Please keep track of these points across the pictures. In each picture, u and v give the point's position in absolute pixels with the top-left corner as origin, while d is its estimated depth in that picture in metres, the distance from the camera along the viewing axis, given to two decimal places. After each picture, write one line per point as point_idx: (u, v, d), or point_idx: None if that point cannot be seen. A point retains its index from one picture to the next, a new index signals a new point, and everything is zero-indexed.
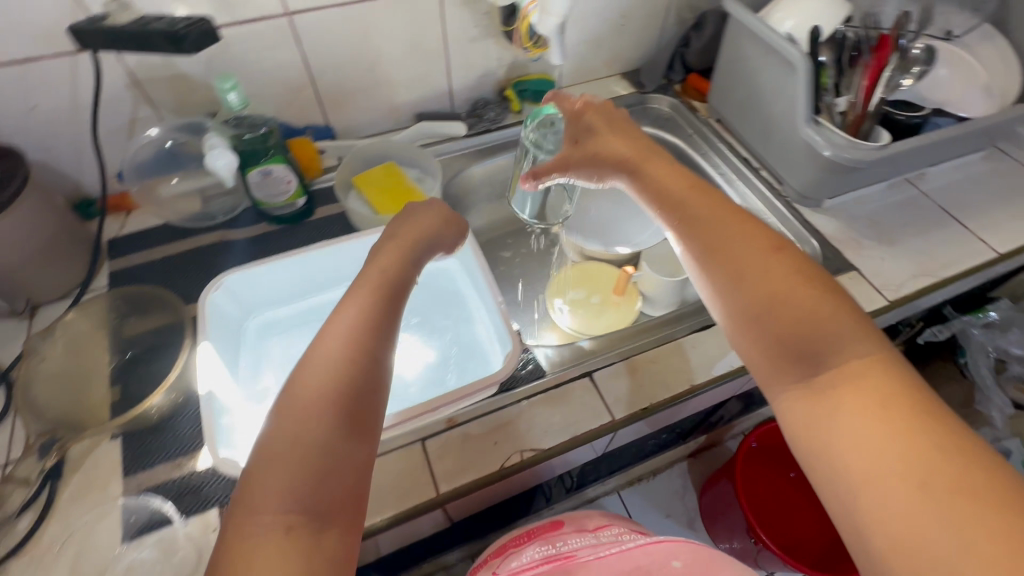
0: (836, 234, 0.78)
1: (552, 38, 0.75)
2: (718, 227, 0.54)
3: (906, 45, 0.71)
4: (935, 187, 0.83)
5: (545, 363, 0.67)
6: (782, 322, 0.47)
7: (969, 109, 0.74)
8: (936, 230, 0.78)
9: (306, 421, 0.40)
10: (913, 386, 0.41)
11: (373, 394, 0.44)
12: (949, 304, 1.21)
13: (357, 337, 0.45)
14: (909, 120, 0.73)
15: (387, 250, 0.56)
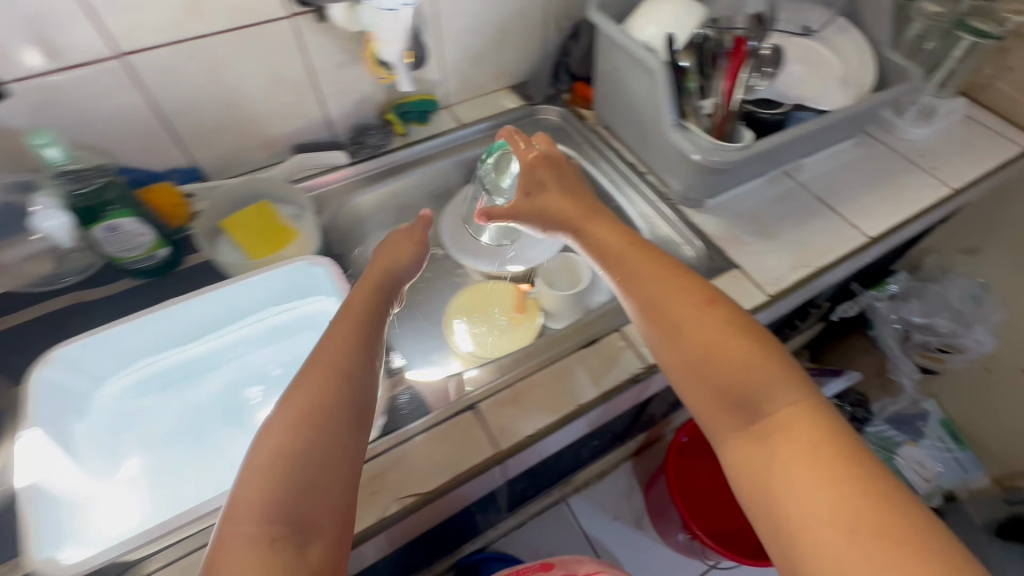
0: (718, 233, 0.79)
1: (398, 65, 0.76)
2: (659, 284, 0.55)
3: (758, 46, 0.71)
4: (811, 177, 0.86)
5: (430, 398, 0.64)
6: (723, 374, 0.48)
7: (826, 102, 0.77)
8: (812, 220, 0.80)
9: (289, 437, 0.41)
10: (841, 433, 0.43)
11: (364, 405, 0.45)
12: (854, 280, 1.28)
13: (345, 360, 0.47)
14: (772, 118, 0.75)
15: (361, 287, 0.56)
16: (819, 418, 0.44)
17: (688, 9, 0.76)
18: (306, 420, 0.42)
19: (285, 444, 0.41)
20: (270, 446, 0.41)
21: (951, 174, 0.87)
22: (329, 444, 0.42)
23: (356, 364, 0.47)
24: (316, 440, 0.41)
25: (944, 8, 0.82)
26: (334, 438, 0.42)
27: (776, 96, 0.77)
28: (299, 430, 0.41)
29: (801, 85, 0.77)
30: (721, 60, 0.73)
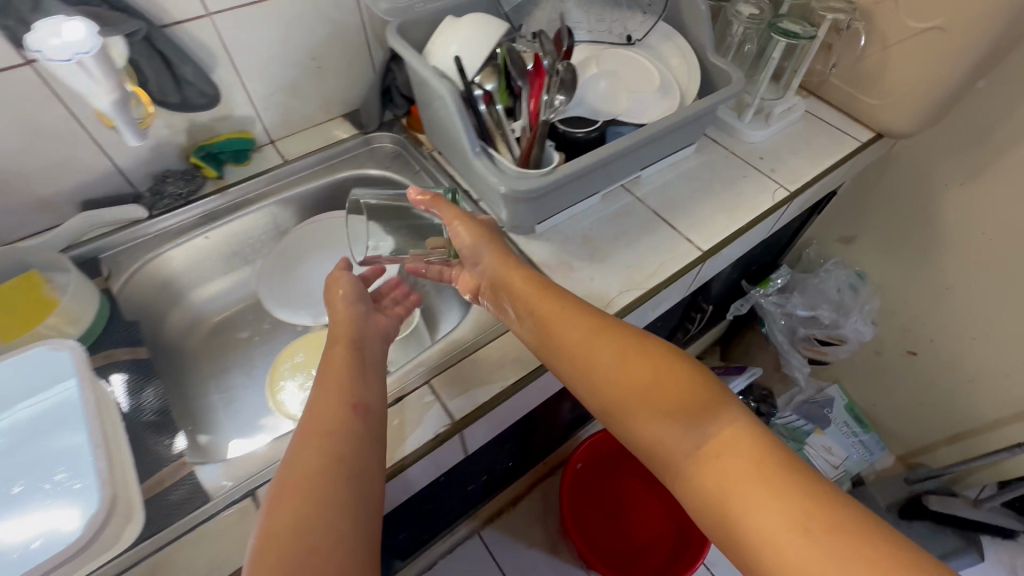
0: (548, 260, 0.75)
1: (113, 117, 0.65)
2: (591, 331, 0.56)
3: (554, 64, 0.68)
4: (650, 191, 0.83)
5: (212, 483, 0.56)
6: (664, 406, 0.48)
7: (642, 115, 0.74)
8: (646, 236, 0.77)
9: (292, 504, 0.43)
10: (773, 439, 0.44)
11: (362, 461, 0.48)
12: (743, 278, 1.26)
13: (339, 419, 0.51)
14: (587, 136, 0.70)
15: (335, 352, 0.59)
16: (755, 427, 0.45)
17: (487, 28, 0.72)
18: (312, 481, 0.45)
19: (294, 509, 0.43)
20: (277, 518, 0.43)
21: (789, 174, 0.86)
22: (340, 489, 0.45)
23: (347, 416, 0.51)
24: (325, 489, 0.45)
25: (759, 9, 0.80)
26: (344, 489, 0.46)
27: (586, 112, 0.72)
28: (301, 493, 0.44)
29: (617, 98, 0.73)
30: (521, 79, 0.70)
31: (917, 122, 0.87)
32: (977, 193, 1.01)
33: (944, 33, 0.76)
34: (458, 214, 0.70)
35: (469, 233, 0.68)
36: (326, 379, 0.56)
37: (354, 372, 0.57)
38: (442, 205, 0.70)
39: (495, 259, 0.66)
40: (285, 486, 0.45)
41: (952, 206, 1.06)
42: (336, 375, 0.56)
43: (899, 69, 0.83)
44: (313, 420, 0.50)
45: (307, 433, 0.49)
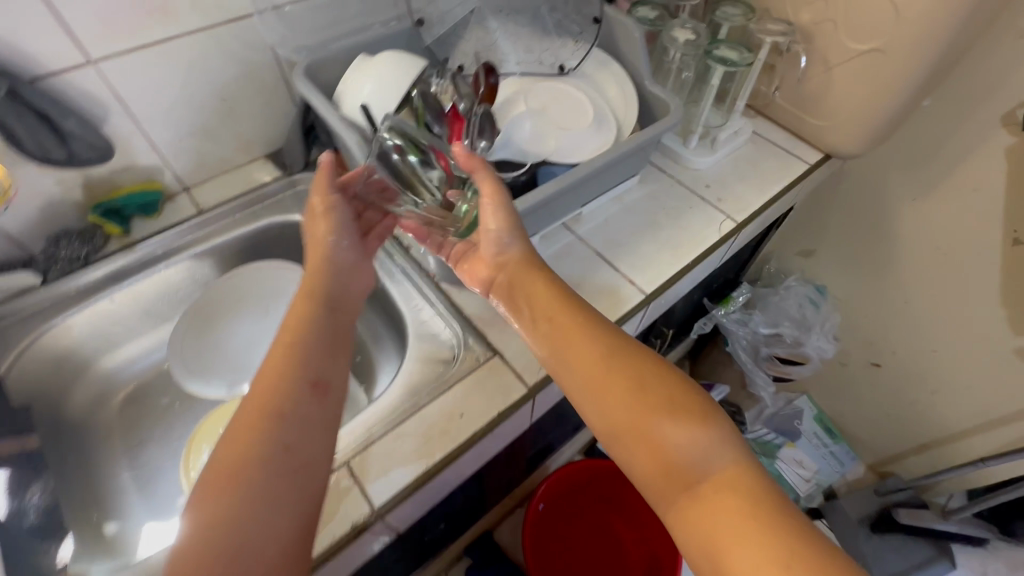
0: (481, 312, 0.70)
1: None
2: (606, 356, 0.53)
3: (475, 109, 0.66)
4: (591, 228, 0.79)
5: None
6: (673, 438, 0.48)
7: (578, 154, 0.69)
8: (585, 281, 0.73)
9: (230, 487, 0.45)
10: (765, 486, 0.46)
11: (309, 452, 0.49)
12: (706, 297, 1.21)
13: (293, 399, 0.50)
14: (515, 182, 0.67)
15: (292, 310, 0.58)
16: (752, 471, 0.46)
17: (403, 66, 0.66)
18: (251, 465, 0.46)
19: (216, 499, 0.44)
20: (205, 505, 0.44)
21: (736, 204, 0.82)
22: (275, 481, 0.46)
23: (298, 400, 0.50)
24: (267, 470, 0.46)
25: (694, 35, 0.77)
26: (280, 481, 0.46)
27: (514, 154, 0.67)
28: (223, 479, 0.45)
29: (546, 139, 0.68)
30: (438, 124, 0.65)
31: (864, 142, 0.84)
32: (929, 208, 1.00)
33: (885, 55, 0.73)
34: (493, 189, 0.59)
35: (498, 221, 0.59)
36: (279, 343, 0.55)
37: (314, 346, 0.55)
38: (478, 171, 0.59)
39: (518, 260, 0.60)
40: (229, 457, 0.47)
41: (905, 220, 1.05)
42: (295, 349, 0.54)
43: (843, 91, 0.81)
44: (258, 402, 0.50)
45: (247, 416, 0.49)
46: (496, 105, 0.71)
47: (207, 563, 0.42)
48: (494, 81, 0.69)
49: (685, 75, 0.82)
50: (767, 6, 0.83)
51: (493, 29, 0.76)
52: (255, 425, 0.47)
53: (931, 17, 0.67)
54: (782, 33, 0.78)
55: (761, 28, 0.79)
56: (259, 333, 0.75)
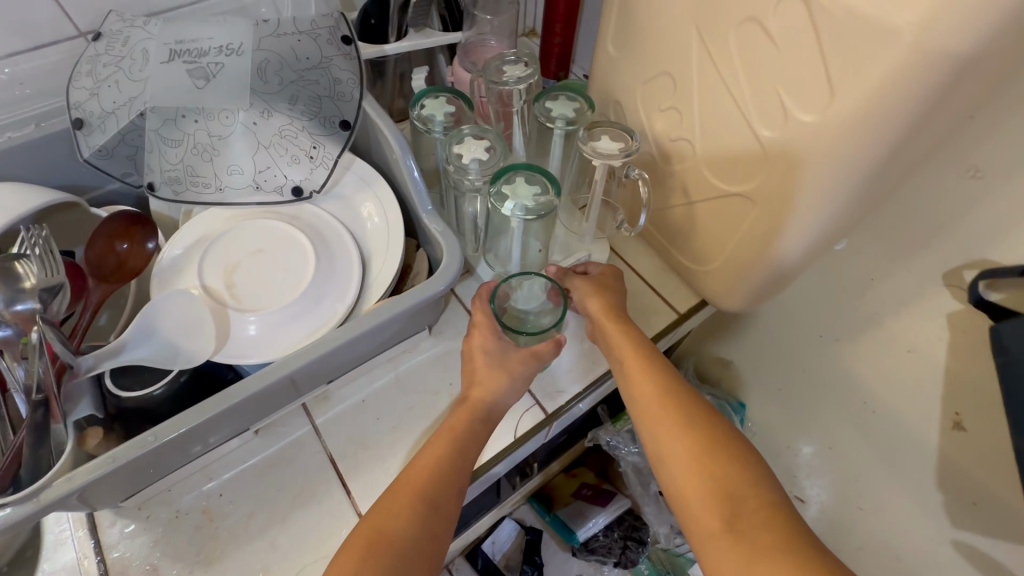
0: (129, 562, 0.49)
1: None
2: (667, 391, 0.52)
3: (94, 290, 0.46)
4: (335, 415, 0.57)
5: None
6: (726, 472, 0.46)
7: (260, 354, 0.47)
8: (299, 510, 0.52)
9: (370, 561, 0.42)
10: (806, 533, 0.42)
11: (437, 543, 0.45)
12: (599, 407, 0.97)
13: (440, 490, 0.47)
14: (149, 397, 0.45)
15: (456, 412, 0.54)
16: (796, 517, 0.43)
17: None
18: (395, 541, 0.44)
19: (356, 567, 0.42)
20: (340, 567, 0.42)
21: (554, 385, 0.63)
22: (412, 561, 0.43)
23: (453, 496, 0.48)
24: (400, 554, 0.43)
25: (488, 153, 0.53)
26: (421, 567, 0.44)
27: (158, 354, 0.45)
28: (371, 550, 0.43)
29: (207, 322, 0.46)
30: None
31: (746, 302, 0.59)
32: (854, 355, 0.77)
33: (753, 205, 0.49)
34: (592, 287, 0.60)
35: (592, 290, 0.60)
36: (446, 428, 0.52)
37: (475, 455, 0.51)
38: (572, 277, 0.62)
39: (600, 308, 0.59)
40: (374, 525, 0.45)
41: (826, 361, 0.81)
42: (460, 447, 0.50)
43: (709, 234, 0.57)
44: (410, 483, 0.47)
45: (400, 494, 0.46)
46: (155, 271, 0.48)
47: None
48: (125, 247, 0.48)
49: (474, 209, 0.58)
50: (617, 99, 0.59)
51: (187, 132, 0.52)
52: (409, 501, 0.46)
53: (811, 162, 0.42)
54: (619, 154, 0.54)
55: (591, 142, 0.55)
56: None
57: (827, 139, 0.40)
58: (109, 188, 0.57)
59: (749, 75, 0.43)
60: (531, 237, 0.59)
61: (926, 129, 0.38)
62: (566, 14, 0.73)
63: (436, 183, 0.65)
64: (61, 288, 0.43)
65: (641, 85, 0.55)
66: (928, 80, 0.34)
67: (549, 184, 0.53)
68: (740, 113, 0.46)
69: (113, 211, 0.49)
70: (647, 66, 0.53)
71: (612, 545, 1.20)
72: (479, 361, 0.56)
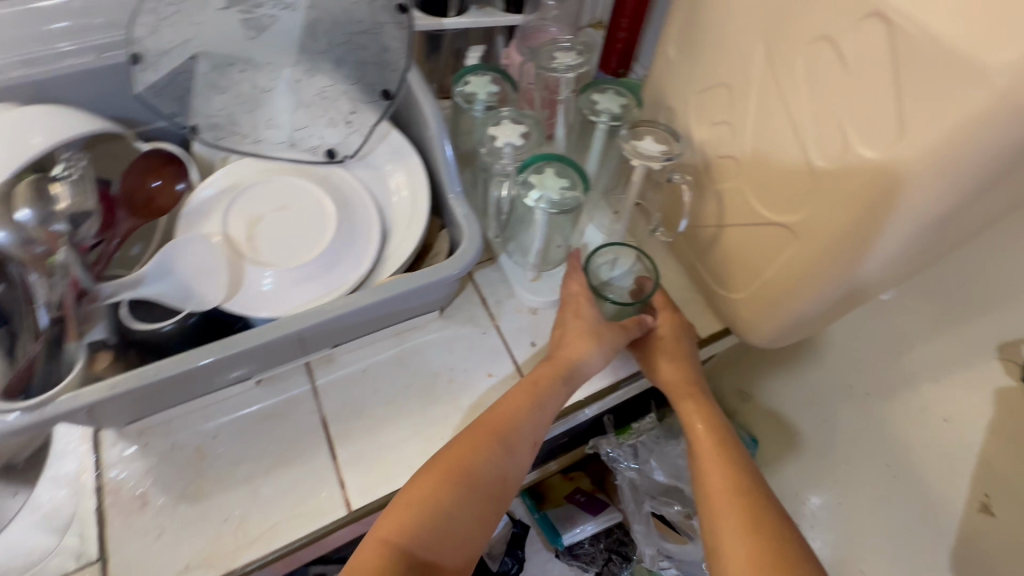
0: (119, 482, 0.51)
1: None
2: (737, 483, 0.52)
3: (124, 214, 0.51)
4: (335, 378, 0.58)
5: None
6: None
7: (268, 307, 0.47)
8: (284, 465, 0.53)
9: (450, 488, 0.46)
10: None
11: (506, 483, 0.49)
12: (604, 416, 0.95)
13: (518, 437, 0.50)
14: (162, 331, 0.46)
15: (539, 369, 0.55)
16: None
17: (22, 143, 0.45)
18: (475, 473, 0.47)
19: (437, 489, 0.46)
20: (423, 486, 0.46)
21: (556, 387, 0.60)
22: (483, 497, 0.47)
23: (526, 448, 0.51)
24: (479, 485, 0.47)
25: (523, 138, 0.52)
26: (488, 502, 0.48)
27: (171, 291, 0.46)
28: (452, 478, 0.46)
29: (221, 270, 0.47)
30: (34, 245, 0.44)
31: (773, 338, 0.56)
32: (885, 413, 0.71)
33: (794, 238, 0.46)
34: (674, 349, 0.59)
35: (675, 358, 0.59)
36: (529, 381, 0.54)
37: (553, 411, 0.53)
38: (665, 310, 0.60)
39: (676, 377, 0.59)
40: (458, 453, 0.48)
41: (853, 414, 0.76)
42: (539, 402, 0.52)
43: (740, 261, 0.54)
44: (491, 425, 0.50)
45: (479, 433, 0.50)
46: (185, 209, 0.50)
47: (414, 528, 0.43)
48: (157, 185, 0.52)
49: (501, 194, 0.57)
50: (669, 105, 0.56)
51: (234, 79, 0.53)
52: (489, 444, 0.49)
53: (868, 199, 0.38)
54: (661, 157, 0.51)
55: (632, 141, 0.52)
56: None
57: (886, 181, 0.36)
58: (154, 126, 0.58)
59: (811, 99, 0.40)
60: (556, 233, 0.56)
61: (1003, 186, 0.34)
62: (634, 9, 0.69)
63: (470, 166, 0.64)
64: (91, 214, 0.47)
65: (694, 93, 0.52)
66: (1010, 134, 0.31)
67: (579, 180, 0.51)
68: (796, 139, 0.42)
69: (151, 147, 0.52)
70: (703, 75, 0.50)
71: (596, 555, 1.19)
72: (568, 326, 0.57)
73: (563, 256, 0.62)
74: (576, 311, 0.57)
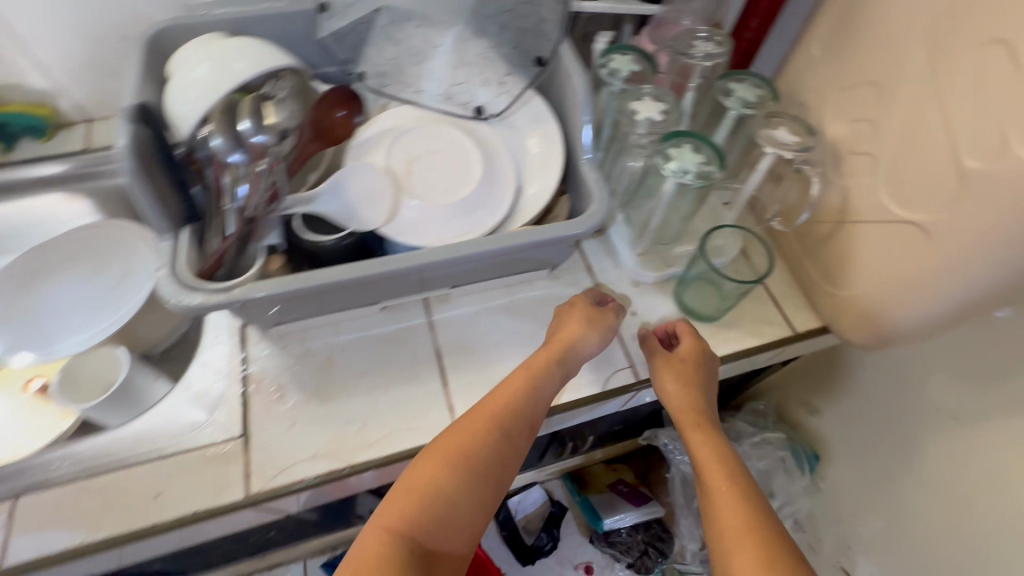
0: (263, 374, 0.58)
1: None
2: (750, 510, 0.48)
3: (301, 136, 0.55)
4: (450, 316, 0.63)
5: None
6: None
7: (415, 237, 0.53)
8: (401, 385, 0.58)
9: (446, 474, 0.46)
10: None
11: (507, 465, 0.49)
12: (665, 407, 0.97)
13: (513, 419, 0.50)
14: (330, 246, 0.52)
15: (537, 354, 0.56)
16: None
17: (232, 68, 0.52)
18: (471, 459, 0.47)
19: (434, 474, 0.46)
20: (423, 472, 0.47)
21: None
22: (482, 482, 0.47)
23: (524, 430, 0.51)
24: (478, 470, 0.47)
25: (662, 115, 0.56)
26: (490, 486, 0.48)
27: (339, 211, 0.52)
28: (449, 463, 0.47)
29: (385, 198, 0.53)
30: (236, 151, 0.50)
31: (875, 340, 0.56)
32: (976, 443, 0.69)
33: (925, 237, 0.47)
34: (678, 369, 0.58)
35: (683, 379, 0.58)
36: (526, 368, 0.54)
37: (548, 396, 0.53)
38: (684, 335, 0.60)
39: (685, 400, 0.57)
40: (453, 439, 0.49)
41: (933, 438, 0.74)
42: (535, 386, 0.53)
43: (857, 258, 0.55)
44: (488, 411, 0.50)
45: (477, 418, 0.50)
46: (354, 140, 0.57)
47: (409, 516, 0.44)
48: (340, 116, 0.57)
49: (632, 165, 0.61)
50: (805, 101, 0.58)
51: (406, 35, 0.59)
52: (485, 429, 0.49)
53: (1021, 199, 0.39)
54: (794, 146, 0.54)
55: (767, 129, 0.55)
56: (83, 299, 0.71)
57: None
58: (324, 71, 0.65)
59: (973, 99, 0.41)
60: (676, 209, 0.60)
61: None
62: None
63: None
64: (289, 133, 0.53)
65: (837, 91, 0.55)
66: None
67: (714, 157, 0.54)
68: (948, 137, 0.44)
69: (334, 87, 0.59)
70: (851, 73, 0.53)
71: (632, 545, 1.21)
72: (564, 319, 0.59)
73: (672, 236, 0.65)
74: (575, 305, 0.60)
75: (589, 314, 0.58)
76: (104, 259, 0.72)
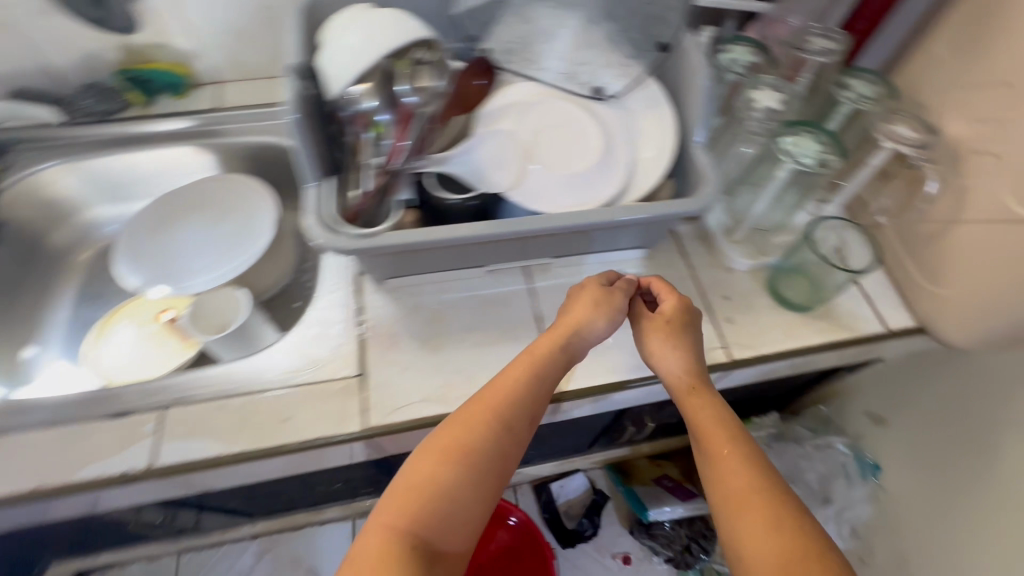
0: (378, 321, 0.63)
1: (135, 122, 0.79)
2: (756, 483, 0.47)
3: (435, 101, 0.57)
4: (551, 285, 0.66)
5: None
6: None
7: (539, 201, 0.56)
8: (504, 343, 0.62)
9: (446, 466, 0.46)
10: None
11: (514, 454, 0.49)
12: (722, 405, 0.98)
13: (512, 403, 0.50)
14: (457, 206, 0.56)
15: (539, 340, 0.55)
16: None
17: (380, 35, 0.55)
18: (471, 448, 0.47)
19: (436, 468, 0.46)
20: (424, 470, 0.46)
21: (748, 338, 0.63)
22: (487, 471, 0.47)
23: (525, 424, 0.50)
24: (480, 455, 0.47)
25: (780, 104, 0.60)
26: (490, 482, 0.47)
27: (470, 171, 0.56)
28: (451, 456, 0.46)
29: (512, 164, 0.57)
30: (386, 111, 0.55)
31: (976, 339, 0.57)
32: None
33: None
34: (676, 337, 0.56)
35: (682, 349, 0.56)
36: (528, 353, 0.53)
37: (553, 380, 0.53)
38: (671, 294, 0.59)
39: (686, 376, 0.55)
40: (453, 429, 0.48)
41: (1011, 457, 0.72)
42: (538, 371, 0.52)
43: (965, 255, 0.56)
44: (485, 401, 0.49)
45: (478, 409, 0.49)
46: (483, 108, 0.61)
47: (413, 513, 0.44)
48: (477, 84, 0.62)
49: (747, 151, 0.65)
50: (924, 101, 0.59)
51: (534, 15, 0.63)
52: (487, 417, 0.48)
53: None
54: (912, 142, 0.56)
55: (886, 126, 0.57)
56: (206, 241, 0.77)
57: None
58: None
59: None
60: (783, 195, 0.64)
61: None
62: None
63: None
64: (437, 99, 0.57)
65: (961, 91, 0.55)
66: None
67: (833, 146, 0.55)
68: None
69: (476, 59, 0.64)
70: (979, 74, 0.54)
71: (675, 539, 1.22)
72: (571, 305, 0.57)
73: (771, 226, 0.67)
74: (583, 288, 0.58)
75: (597, 299, 0.57)
76: (224, 207, 0.79)
